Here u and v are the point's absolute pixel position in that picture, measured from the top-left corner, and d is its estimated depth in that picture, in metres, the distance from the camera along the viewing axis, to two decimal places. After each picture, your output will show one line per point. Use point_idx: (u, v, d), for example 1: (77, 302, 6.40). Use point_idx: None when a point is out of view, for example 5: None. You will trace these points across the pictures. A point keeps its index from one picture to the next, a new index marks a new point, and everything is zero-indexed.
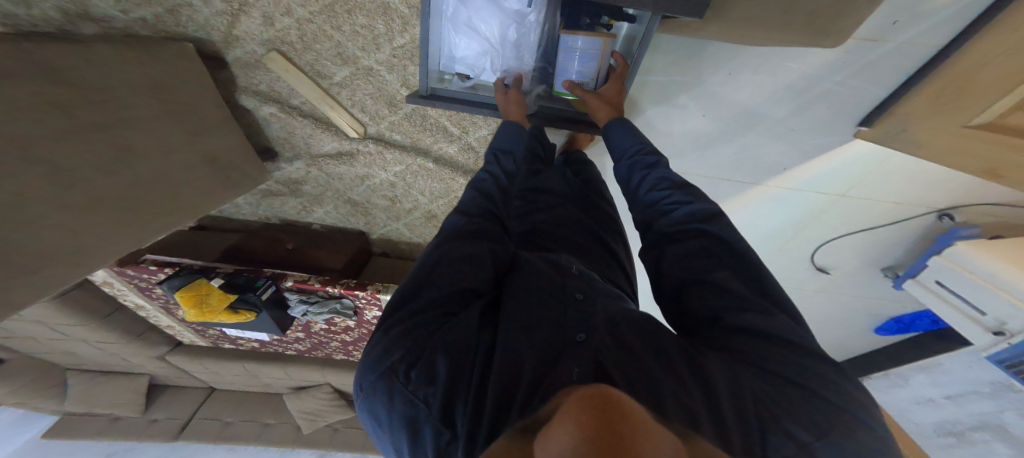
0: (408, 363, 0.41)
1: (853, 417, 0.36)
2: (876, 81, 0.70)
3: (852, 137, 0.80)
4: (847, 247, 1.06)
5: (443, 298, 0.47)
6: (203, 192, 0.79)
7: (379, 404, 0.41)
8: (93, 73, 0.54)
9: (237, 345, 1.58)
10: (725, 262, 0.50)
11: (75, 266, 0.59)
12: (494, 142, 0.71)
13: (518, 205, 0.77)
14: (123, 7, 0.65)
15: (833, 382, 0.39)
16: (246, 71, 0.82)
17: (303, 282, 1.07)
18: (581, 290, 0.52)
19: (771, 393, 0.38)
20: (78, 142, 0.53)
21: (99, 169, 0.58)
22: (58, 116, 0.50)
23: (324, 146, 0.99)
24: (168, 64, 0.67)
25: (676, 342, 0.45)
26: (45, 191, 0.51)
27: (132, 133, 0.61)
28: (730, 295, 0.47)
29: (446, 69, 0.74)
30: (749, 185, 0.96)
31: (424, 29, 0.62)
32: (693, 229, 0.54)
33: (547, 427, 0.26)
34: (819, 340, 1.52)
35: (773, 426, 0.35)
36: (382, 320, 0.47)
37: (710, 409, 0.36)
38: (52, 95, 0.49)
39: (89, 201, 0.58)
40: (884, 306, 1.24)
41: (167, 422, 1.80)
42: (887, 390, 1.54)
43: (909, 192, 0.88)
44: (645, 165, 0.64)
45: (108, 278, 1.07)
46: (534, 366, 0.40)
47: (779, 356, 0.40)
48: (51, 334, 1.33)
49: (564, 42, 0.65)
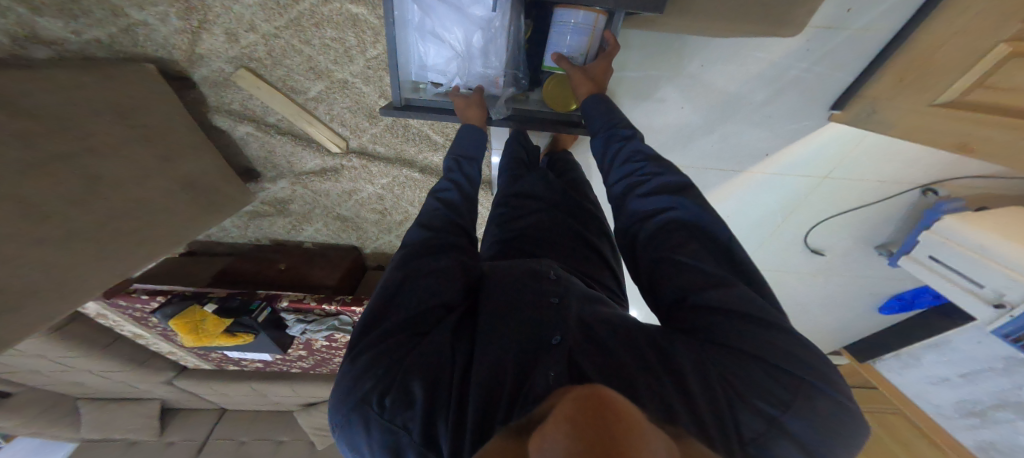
0: (383, 390, 0.41)
1: (815, 389, 0.36)
2: (841, 66, 0.71)
3: (827, 120, 0.80)
4: (838, 228, 1.05)
5: (412, 317, 0.47)
6: (186, 218, 0.81)
7: (360, 435, 0.41)
8: (47, 99, 0.55)
9: (242, 366, 1.59)
10: (697, 240, 0.49)
11: (60, 299, 0.61)
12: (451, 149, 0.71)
13: (501, 211, 0.75)
14: (75, 28, 0.63)
15: (806, 359, 0.38)
16: (215, 89, 0.82)
17: (298, 301, 1.10)
18: (559, 295, 0.51)
19: (741, 376, 0.37)
20: (45, 173, 0.55)
21: (68, 200, 0.59)
22: (22, 149, 0.51)
23: (308, 163, 1.01)
24: (129, 87, 0.67)
25: (649, 335, 0.44)
26: (18, 226, 0.52)
27: (101, 161, 0.63)
28: (702, 273, 0.45)
29: (420, 79, 0.74)
30: (734, 173, 0.95)
31: (389, 38, 0.63)
32: (662, 204, 0.53)
33: (542, 428, 0.27)
34: (824, 323, 1.50)
35: (737, 402, 0.36)
36: (354, 348, 0.46)
37: (679, 393, 0.36)
38: (5, 124, 0.49)
39: (64, 233, 0.59)
40: (883, 284, 1.23)
41: (182, 445, 1.83)
42: (900, 371, 1.49)
43: (893, 169, 0.87)
44: (621, 137, 0.64)
45: (103, 309, 1.11)
46: (511, 375, 0.40)
47: (751, 333, 0.40)
48: (59, 365, 1.36)
49: (558, 16, 0.63)
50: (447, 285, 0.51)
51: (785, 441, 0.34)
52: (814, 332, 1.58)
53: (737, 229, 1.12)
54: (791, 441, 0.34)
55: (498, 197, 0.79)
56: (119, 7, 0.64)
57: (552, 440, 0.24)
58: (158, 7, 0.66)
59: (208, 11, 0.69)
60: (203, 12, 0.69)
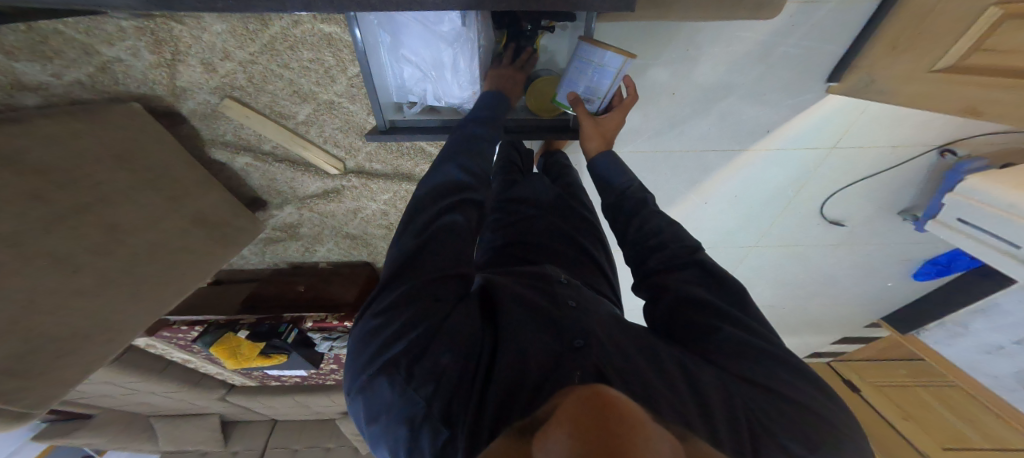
0: (410, 354, 0.37)
1: (835, 437, 0.36)
2: (831, 39, 0.68)
3: (825, 93, 0.76)
4: (856, 196, 0.99)
5: (447, 284, 0.43)
6: (206, 252, 0.87)
7: (374, 397, 0.37)
8: (35, 149, 0.59)
9: (282, 382, 1.69)
10: (705, 276, 0.52)
11: (107, 339, 0.68)
12: (479, 106, 0.65)
13: (495, 217, 0.75)
14: (53, 70, 0.68)
15: (819, 403, 0.39)
16: (205, 121, 0.86)
17: (321, 321, 1.16)
18: (575, 297, 0.50)
19: (763, 409, 0.37)
20: (63, 228, 0.61)
21: (88, 248, 0.64)
22: (28, 201, 0.57)
23: (310, 187, 1.05)
24: (120, 126, 0.71)
25: (673, 354, 0.43)
26: (47, 276, 0.59)
27: (111, 209, 0.68)
28: (715, 305, 0.47)
29: (400, 100, 0.77)
30: (736, 152, 0.91)
31: (362, 66, 0.67)
32: (675, 241, 0.57)
33: (544, 430, 0.25)
34: (856, 295, 1.43)
35: (761, 437, 0.35)
36: (377, 301, 0.42)
37: (705, 419, 0.35)
38: (13, 183, 0.55)
39: (94, 279, 0.65)
40: (912, 248, 1.16)
41: (243, 454, 1.98)
42: (949, 342, 1.38)
43: (904, 132, 0.82)
44: (633, 199, 0.66)
45: (152, 341, 1.20)
46: (539, 365, 0.39)
47: (769, 372, 0.40)
48: (124, 390, 1.51)
49: (583, 53, 0.65)
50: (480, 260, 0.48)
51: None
52: (847, 304, 1.50)
53: (745, 208, 1.08)
54: None
55: (492, 203, 0.79)
56: (90, 45, 0.67)
57: (556, 440, 0.23)
58: (126, 42, 0.68)
59: (178, 41, 0.70)
60: (173, 44, 0.70)
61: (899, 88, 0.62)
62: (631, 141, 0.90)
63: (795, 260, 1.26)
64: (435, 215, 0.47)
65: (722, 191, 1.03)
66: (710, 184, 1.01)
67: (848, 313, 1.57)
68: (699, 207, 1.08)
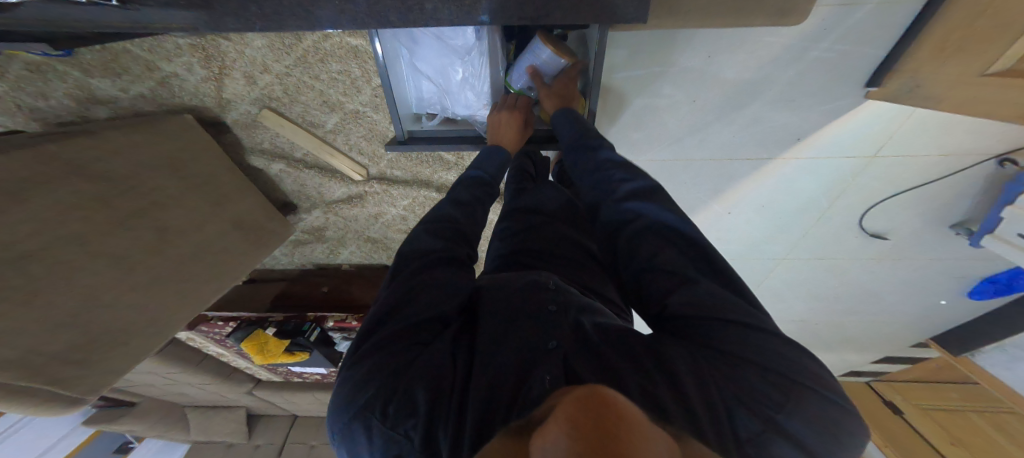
0: (384, 398, 0.38)
1: (805, 389, 0.33)
2: (870, 43, 0.64)
3: (864, 98, 0.72)
4: (900, 208, 0.93)
5: (411, 326, 0.44)
6: (243, 252, 0.91)
7: (360, 446, 0.37)
8: (102, 158, 0.64)
9: (304, 378, 1.75)
10: (669, 242, 0.46)
11: (155, 334, 0.72)
12: (472, 164, 0.67)
13: (503, 225, 0.74)
14: (120, 85, 0.74)
15: (797, 361, 0.34)
16: (246, 130, 0.90)
17: (342, 321, 1.21)
18: (557, 302, 0.48)
19: (729, 382, 0.34)
20: (121, 229, 0.66)
21: (143, 250, 0.69)
22: (91, 207, 0.62)
23: (335, 193, 1.09)
24: (175, 137, 0.76)
25: (643, 340, 0.41)
26: (108, 275, 0.64)
27: (164, 211, 0.73)
28: (671, 275, 0.43)
29: (420, 111, 0.79)
30: (764, 161, 0.87)
31: (384, 81, 0.68)
32: (632, 210, 0.51)
33: (542, 430, 0.24)
34: (901, 313, 1.32)
35: (734, 406, 0.33)
36: (353, 354, 0.44)
37: (678, 403, 0.33)
38: (81, 189, 0.61)
39: (148, 278, 0.70)
40: (968, 266, 1.06)
41: (266, 448, 2.05)
42: (1010, 366, 1.27)
43: (955, 141, 0.76)
44: (589, 147, 0.62)
45: (191, 335, 1.28)
46: (509, 377, 0.39)
47: (734, 336, 0.36)
48: (163, 380, 1.60)
49: (532, 46, 0.63)
50: (445, 295, 0.48)
51: (782, 441, 0.31)
52: (889, 322, 1.39)
53: (774, 219, 1.03)
54: (794, 444, 0.31)
55: (503, 212, 0.78)
56: (151, 61, 0.73)
57: (552, 440, 0.22)
58: (182, 58, 0.73)
59: (225, 57, 0.75)
60: (220, 59, 0.75)
61: (944, 92, 0.58)
62: (649, 148, 0.87)
63: (829, 274, 1.18)
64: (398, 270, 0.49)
65: (747, 200, 0.98)
66: (734, 193, 0.97)
67: (891, 332, 1.45)
68: (722, 217, 1.04)
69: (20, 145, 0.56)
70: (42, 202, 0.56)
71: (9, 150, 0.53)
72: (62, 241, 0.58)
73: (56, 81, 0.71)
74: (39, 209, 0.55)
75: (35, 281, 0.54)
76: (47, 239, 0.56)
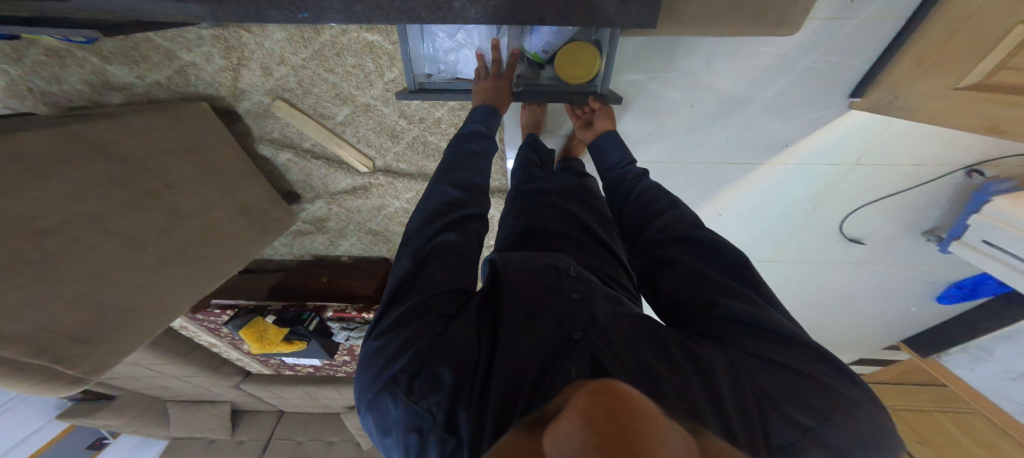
0: (410, 371, 0.41)
1: (837, 395, 0.36)
2: (854, 54, 0.69)
3: (847, 108, 0.78)
4: (878, 214, 0.99)
5: (439, 301, 0.48)
6: (248, 239, 0.91)
7: (382, 414, 0.41)
8: (122, 140, 0.65)
9: (296, 370, 1.74)
10: (698, 254, 0.54)
11: (159, 317, 0.72)
12: (469, 119, 0.69)
13: (514, 205, 0.76)
14: (138, 72, 0.75)
15: (818, 371, 0.39)
16: (257, 120, 0.91)
17: (341, 311, 1.24)
18: (580, 291, 0.51)
19: (777, 387, 0.37)
20: (137, 210, 0.67)
21: (155, 231, 0.70)
22: (112, 188, 0.63)
23: (340, 184, 1.10)
24: (190, 123, 0.77)
25: (677, 335, 0.44)
26: (122, 256, 0.65)
27: (177, 195, 0.74)
28: (698, 281, 0.50)
29: (432, 69, 0.75)
30: (754, 165, 0.93)
31: (401, 29, 0.64)
32: (672, 233, 0.59)
33: (557, 423, 0.26)
34: (875, 315, 1.39)
35: (771, 413, 0.36)
36: (379, 327, 0.47)
37: (708, 396, 0.36)
38: (104, 170, 0.62)
39: (157, 259, 0.70)
40: (940, 272, 1.13)
41: (250, 443, 2.02)
42: (971, 367, 1.35)
43: (928, 152, 0.82)
44: (634, 173, 0.74)
45: (185, 323, 1.27)
46: (534, 366, 0.41)
47: (758, 341, 0.42)
48: (149, 372, 1.57)
49: None
50: (466, 275, 0.53)
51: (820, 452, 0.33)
52: (864, 325, 1.47)
53: (760, 222, 1.09)
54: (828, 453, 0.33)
55: (513, 194, 0.79)
56: (171, 51, 0.73)
57: (566, 433, 0.24)
58: (202, 48, 0.74)
59: (244, 48, 0.76)
60: (240, 50, 0.76)
61: (922, 103, 0.64)
62: (648, 149, 0.92)
63: (810, 277, 1.25)
64: (419, 243, 0.52)
65: (738, 202, 1.03)
66: (727, 194, 1.02)
67: (865, 334, 1.53)
68: (714, 219, 1.09)
69: (46, 125, 0.56)
70: (63, 180, 0.56)
71: (37, 130, 0.54)
72: (80, 218, 0.58)
73: (74, 67, 0.71)
74: (60, 188, 0.56)
75: (51, 257, 0.55)
76: (64, 216, 0.57)
